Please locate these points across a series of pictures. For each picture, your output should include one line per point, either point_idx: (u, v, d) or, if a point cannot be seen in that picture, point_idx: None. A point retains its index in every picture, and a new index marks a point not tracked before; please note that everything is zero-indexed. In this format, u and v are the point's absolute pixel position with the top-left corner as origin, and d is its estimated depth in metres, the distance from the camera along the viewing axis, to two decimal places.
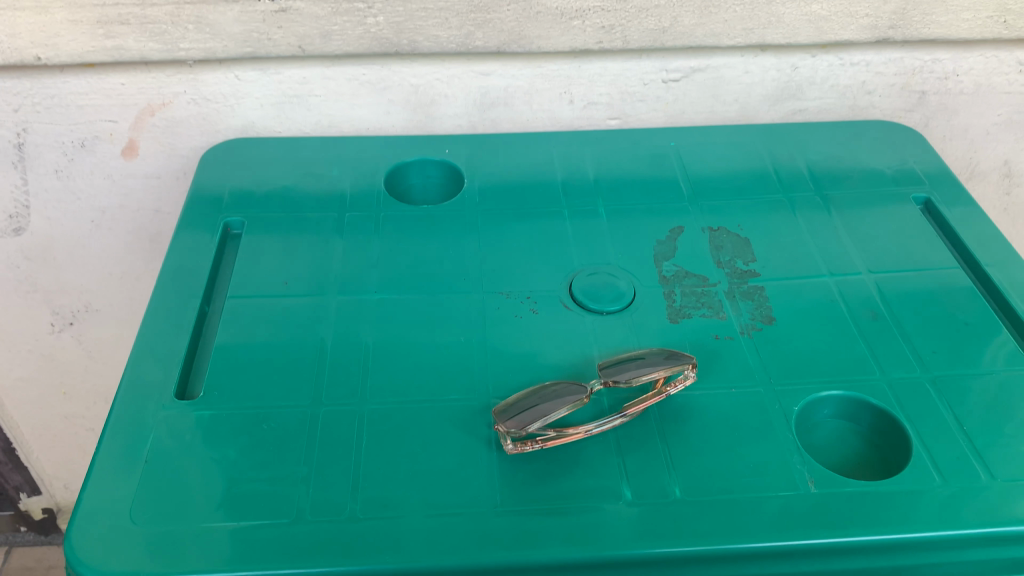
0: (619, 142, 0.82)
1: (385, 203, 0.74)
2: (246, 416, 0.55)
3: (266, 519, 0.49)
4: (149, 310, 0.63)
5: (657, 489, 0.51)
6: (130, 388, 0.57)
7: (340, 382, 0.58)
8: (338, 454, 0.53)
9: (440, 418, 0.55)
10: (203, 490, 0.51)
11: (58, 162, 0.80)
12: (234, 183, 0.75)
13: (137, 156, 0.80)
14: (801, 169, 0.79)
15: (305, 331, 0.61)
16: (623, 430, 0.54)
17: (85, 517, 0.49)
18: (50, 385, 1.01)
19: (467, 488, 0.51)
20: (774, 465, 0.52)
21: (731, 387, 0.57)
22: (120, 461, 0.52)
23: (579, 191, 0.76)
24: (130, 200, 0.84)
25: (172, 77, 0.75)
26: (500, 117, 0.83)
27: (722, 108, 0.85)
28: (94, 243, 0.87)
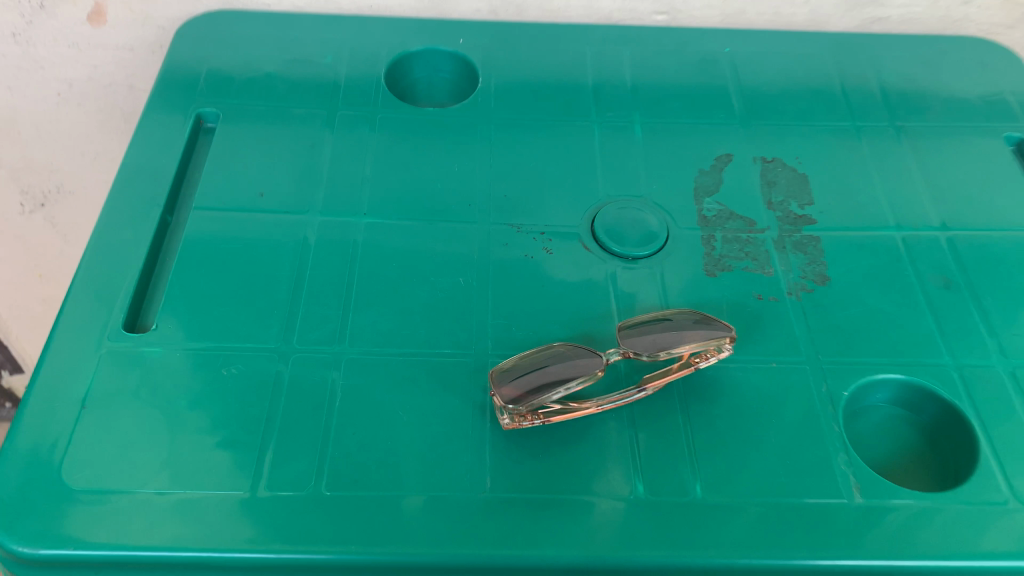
0: (663, 43, 0.70)
1: (384, 101, 0.63)
2: (204, 357, 0.47)
3: (217, 489, 0.42)
4: (102, 218, 0.54)
5: (674, 484, 0.43)
6: (73, 313, 0.49)
7: (316, 323, 0.49)
8: (306, 413, 0.45)
9: (427, 377, 0.47)
10: (147, 446, 0.44)
11: (14, 24, 0.69)
12: (213, 66, 0.65)
13: (105, 23, 0.70)
14: (874, 91, 0.67)
15: (279, 256, 0.53)
16: (640, 406, 0.46)
17: (8, 470, 0.42)
18: (25, 267, 0.93)
19: (453, 466, 0.43)
20: (814, 465, 0.45)
21: (771, 361, 0.49)
22: (54, 402, 0.45)
23: (613, 100, 0.65)
24: (100, 73, 0.74)
25: None
26: (527, 3, 0.71)
27: (788, 8, 0.72)
28: (63, 120, 0.78)
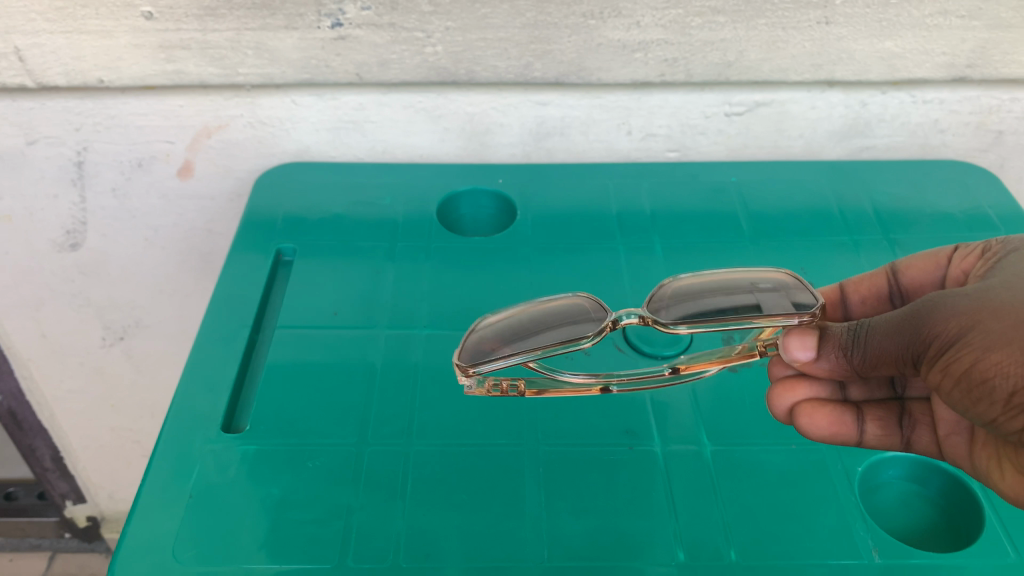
0: (681, 174, 0.78)
1: (436, 233, 0.71)
2: (292, 452, 0.54)
3: (309, 564, 0.48)
4: (199, 338, 0.61)
5: (712, 550, 0.49)
6: (182, 416, 0.56)
7: (386, 421, 0.56)
8: (383, 499, 0.51)
9: (488, 466, 0.53)
10: (244, 529, 0.50)
11: (115, 180, 0.80)
12: (288, 208, 0.73)
13: (192, 176, 0.80)
14: (867, 211, 0.74)
15: (352, 366, 0.59)
16: (675, 485, 0.52)
17: (132, 550, 0.48)
18: (99, 398, 1.02)
19: (513, 542, 0.49)
20: (834, 530, 0.50)
21: (791, 444, 0.54)
22: (166, 494, 0.51)
23: (636, 225, 0.72)
24: (183, 220, 0.84)
25: (230, 101, 0.73)
26: (556, 147, 0.79)
27: (786, 143, 0.79)
28: (147, 260, 0.88)
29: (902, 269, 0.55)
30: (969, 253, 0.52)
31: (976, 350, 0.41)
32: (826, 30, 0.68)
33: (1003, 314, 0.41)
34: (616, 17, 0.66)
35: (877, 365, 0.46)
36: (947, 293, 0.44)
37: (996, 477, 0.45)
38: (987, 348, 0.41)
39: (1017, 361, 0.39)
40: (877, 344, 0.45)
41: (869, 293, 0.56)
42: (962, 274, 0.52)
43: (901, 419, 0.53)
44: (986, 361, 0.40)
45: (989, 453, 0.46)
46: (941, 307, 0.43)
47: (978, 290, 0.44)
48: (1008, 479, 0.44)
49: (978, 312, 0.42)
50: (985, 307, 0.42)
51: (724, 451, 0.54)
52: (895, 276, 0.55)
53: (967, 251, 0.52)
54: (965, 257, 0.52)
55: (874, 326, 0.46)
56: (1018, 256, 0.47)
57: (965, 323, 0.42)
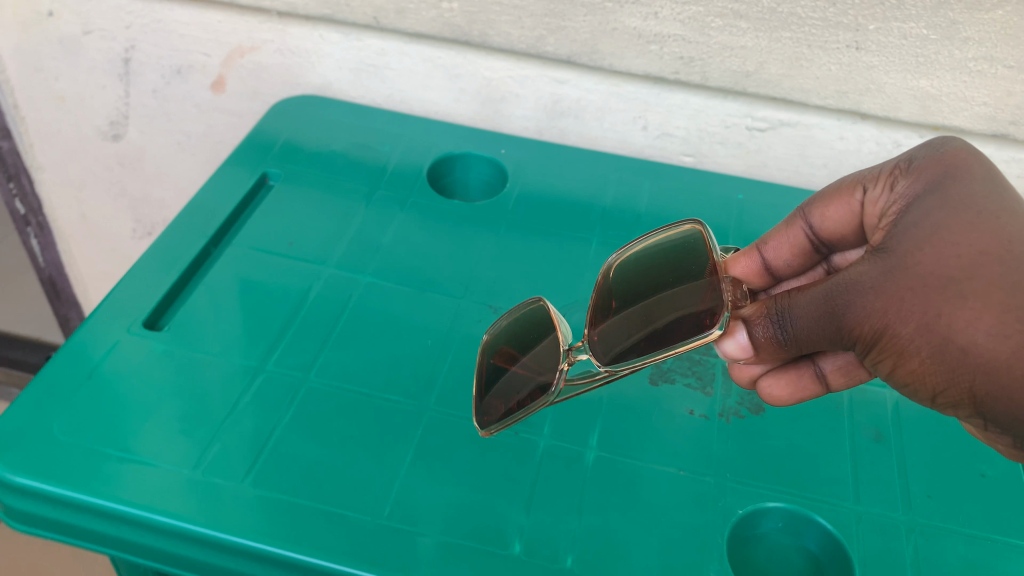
0: (689, 180, 0.75)
1: (420, 188, 0.71)
2: (196, 360, 0.55)
3: (165, 465, 0.50)
4: (159, 238, 0.64)
5: (550, 551, 0.47)
6: (113, 305, 0.59)
7: (293, 351, 0.57)
8: (260, 422, 0.52)
9: (370, 417, 0.53)
10: (124, 418, 0.52)
11: (156, 82, 0.84)
12: (290, 136, 0.75)
13: (223, 91, 0.83)
14: None
15: (284, 294, 0.61)
16: (541, 480, 0.51)
17: (19, 411, 0.52)
18: None
19: (360, 492, 0.49)
20: (684, 565, 0.47)
21: (679, 469, 0.52)
22: (70, 368, 0.54)
23: (620, 221, 0.70)
24: (213, 132, 0.87)
25: (262, 24, 0.76)
26: (569, 129, 0.77)
27: (809, 170, 0.74)
28: (178, 165, 0.92)
29: (815, 214, 0.51)
30: (876, 201, 0.46)
31: (892, 357, 0.38)
32: (856, 56, 0.63)
33: (910, 313, 0.37)
34: (632, 4, 0.64)
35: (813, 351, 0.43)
36: (856, 277, 0.39)
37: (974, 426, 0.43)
38: (904, 353, 0.38)
39: (932, 367, 0.37)
40: (804, 334, 0.41)
41: (792, 255, 0.53)
42: (876, 218, 0.46)
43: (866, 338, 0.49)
44: (907, 366, 0.38)
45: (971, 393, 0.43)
46: (855, 301, 0.39)
47: (888, 267, 0.38)
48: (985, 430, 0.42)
49: (886, 310, 0.38)
50: (896, 299, 0.37)
51: (606, 460, 0.52)
52: (809, 224, 0.51)
53: (874, 186, 0.46)
54: (875, 195, 0.46)
55: (795, 313, 0.42)
56: (925, 203, 0.40)
57: (874, 327, 0.38)
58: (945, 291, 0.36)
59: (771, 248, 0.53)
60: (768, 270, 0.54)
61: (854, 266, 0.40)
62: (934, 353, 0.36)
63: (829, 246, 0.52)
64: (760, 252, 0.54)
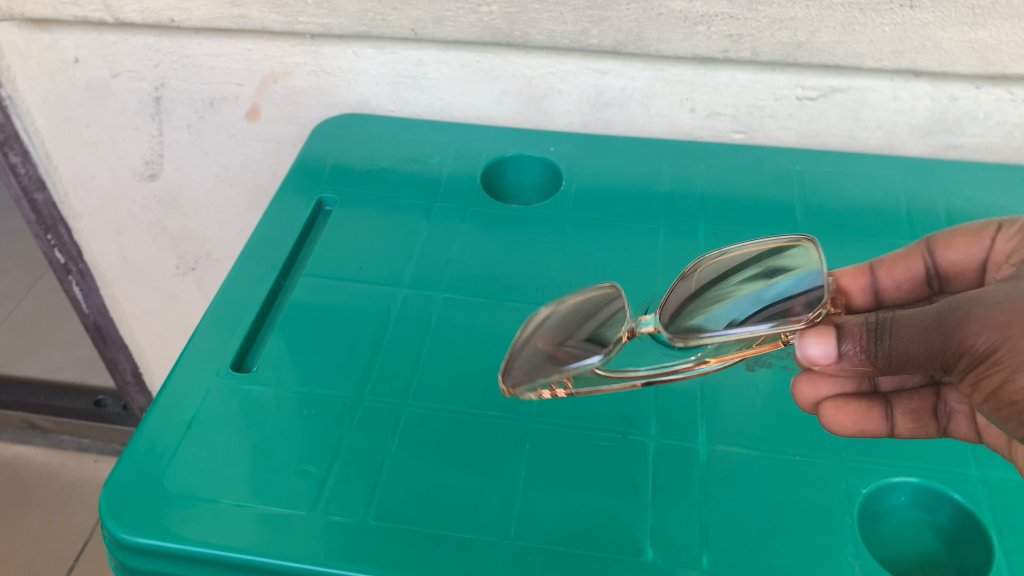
0: (743, 157, 0.74)
1: (476, 196, 0.71)
2: (292, 398, 0.55)
3: (284, 508, 0.49)
4: (229, 277, 0.64)
5: (683, 553, 0.47)
6: (199, 350, 0.58)
7: (387, 378, 0.56)
8: (366, 454, 0.52)
9: (476, 435, 0.53)
10: (232, 464, 0.52)
11: (189, 118, 0.83)
12: (338, 158, 0.74)
13: (259, 119, 0.82)
14: (939, 214, 0.68)
15: (365, 321, 0.60)
16: (660, 480, 0.50)
17: (128, 470, 0.51)
18: (174, 322, 1.08)
19: (484, 514, 0.49)
20: (820, 552, 0.47)
21: (796, 456, 0.52)
22: (169, 421, 0.54)
23: (683, 207, 0.70)
24: (251, 160, 0.87)
25: (294, 48, 0.75)
26: (615, 119, 0.76)
27: (862, 134, 0.73)
28: (218, 198, 0.91)
29: (938, 245, 0.53)
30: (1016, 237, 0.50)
31: (1004, 370, 0.40)
32: (911, 15, 0.62)
33: None
34: None
35: (902, 369, 0.44)
36: (975, 303, 0.42)
37: None
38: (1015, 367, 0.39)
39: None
40: (903, 344, 0.43)
41: (905, 278, 0.53)
42: (1004, 257, 0.50)
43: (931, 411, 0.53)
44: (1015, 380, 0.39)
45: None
46: (970, 316, 0.41)
47: (1007, 293, 0.42)
48: None
49: (1008, 328, 0.40)
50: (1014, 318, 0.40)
51: (720, 452, 0.52)
52: (932, 256, 0.53)
53: (1011, 229, 0.50)
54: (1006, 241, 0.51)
55: (897, 324, 0.43)
56: None
57: (992, 342, 0.40)
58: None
59: (884, 272, 0.53)
60: (876, 294, 0.54)
61: (972, 296, 0.43)
62: None
63: (938, 278, 0.54)
64: (872, 275, 0.54)
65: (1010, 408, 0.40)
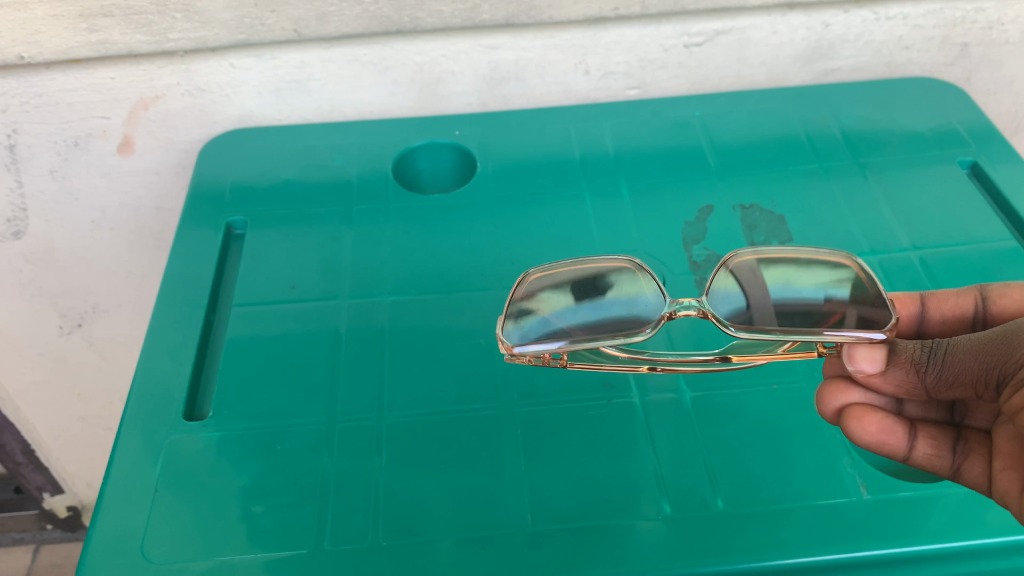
0: (643, 112, 0.75)
1: (393, 193, 0.68)
2: (259, 436, 0.51)
3: (285, 551, 0.46)
4: (153, 323, 0.59)
5: (698, 501, 0.47)
6: (142, 408, 0.53)
7: (356, 395, 0.54)
8: (356, 476, 0.49)
9: (464, 432, 0.51)
10: (214, 519, 0.48)
11: (51, 162, 0.75)
12: (235, 178, 0.70)
13: (133, 152, 0.76)
14: (835, 134, 0.72)
15: (315, 340, 0.57)
16: (655, 435, 0.51)
17: (99, 550, 0.46)
18: (64, 387, 0.99)
19: (495, 508, 0.47)
20: (822, 469, 0.49)
21: (772, 384, 0.53)
22: (130, 489, 0.49)
23: (600, 168, 0.70)
24: (130, 198, 0.80)
25: (164, 68, 0.69)
26: (513, 93, 0.75)
27: (749, 71, 0.76)
28: (96, 244, 0.84)
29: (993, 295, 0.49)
30: None
31: None
32: None
33: None
34: None
35: (951, 386, 0.42)
36: None
37: None
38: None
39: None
40: (958, 362, 0.41)
41: (952, 314, 0.50)
42: None
43: (955, 445, 0.47)
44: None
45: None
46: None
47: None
48: None
49: None
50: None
51: (704, 397, 0.53)
52: (985, 303, 0.49)
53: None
54: None
55: (956, 345, 0.42)
56: None
57: None
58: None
59: (934, 304, 0.51)
60: (920, 325, 0.51)
61: None
62: None
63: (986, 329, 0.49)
64: (919, 305, 0.51)
65: None
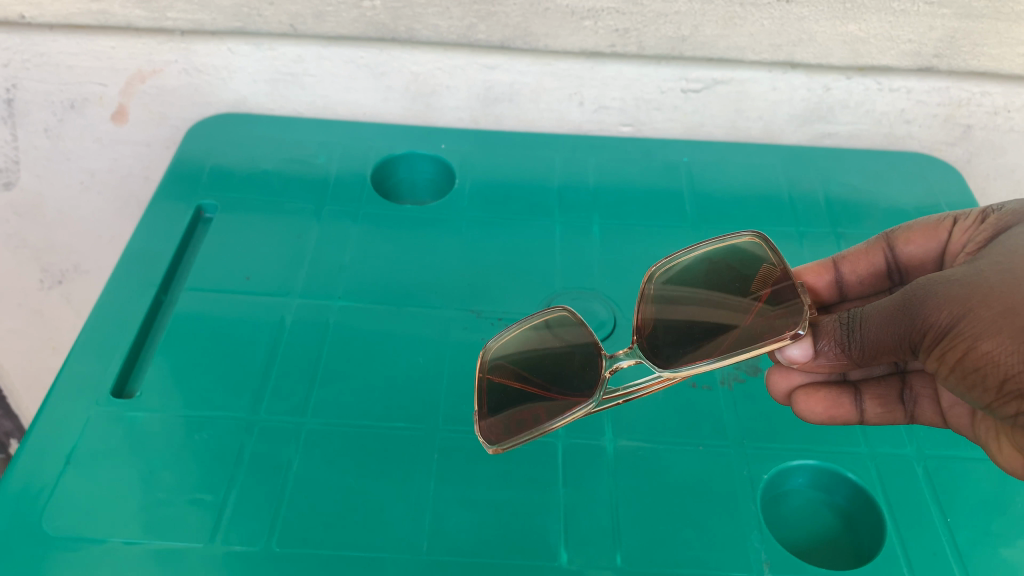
0: (631, 150, 0.75)
1: (367, 197, 0.68)
2: (180, 422, 0.52)
3: (179, 543, 0.46)
4: (103, 295, 0.59)
5: (597, 555, 0.47)
6: (73, 379, 0.54)
7: (283, 395, 0.54)
8: (265, 477, 0.49)
9: (381, 448, 0.51)
10: (117, 500, 0.48)
11: (47, 121, 0.77)
12: (216, 161, 0.70)
13: (127, 121, 0.77)
14: (818, 199, 0.71)
15: (257, 332, 0.57)
16: (569, 481, 0.50)
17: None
18: (40, 340, 1.00)
19: (392, 531, 0.47)
20: (729, 540, 0.48)
21: (700, 445, 0.52)
22: (43, 458, 0.50)
23: (577, 200, 0.70)
24: (120, 165, 0.81)
25: (162, 45, 0.70)
26: (505, 114, 0.75)
27: (745, 124, 0.75)
28: (83, 205, 0.85)
29: (898, 241, 0.54)
30: (966, 224, 0.50)
31: (969, 340, 0.39)
32: (787, 9, 0.64)
33: (994, 298, 0.39)
34: None
35: (875, 356, 0.45)
36: (936, 279, 0.43)
37: (994, 449, 0.45)
38: (976, 337, 0.39)
39: (1005, 350, 0.38)
40: (873, 334, 0.44)
41: (867, 273, 0.55)
42: (962, 246, 0.50)
43: (902, 393, 0.52)
44: (976, 350, 0.39)
45: (989, 425, 0.45)
46: (931, 296, 0.42)
47: (969, 273, 0.42)
48: (1005, 456, 0.44)
49: (968, 303, 0.40)
50: (976, 293, 0.40)
51: (628, 448, 0.52)
52: (892, 250, 0.54)
53: (966, 222, 0.50)
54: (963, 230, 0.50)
55: (867, 317, 0.45)
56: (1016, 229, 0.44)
57: (956, 311, 0.40)
58: (1022, 288, 0.39)
59: (847, 266, 0.55)
60: (842, 287, 0.56)
61: (931, 276, 0.43)
62: (1012, 331, 0.38)
63: (902, 271, 0.55)
64: (835, 271, 0.56)
65: (985, 384, 0.39)
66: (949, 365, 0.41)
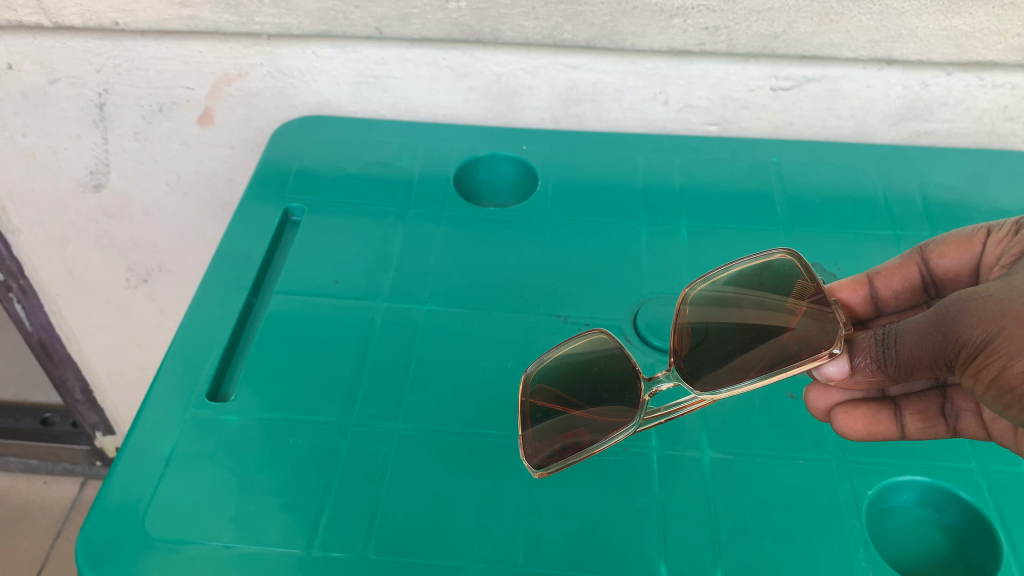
0: (717, 151, 0.73)
1: (450, 200, 0.68)
2: (275, 427, 0.52)
3: (276, 548, 0.47)
4: (195, 298, 0.60)
5: (696, 569, 0.46)
6: (169, 381, 0.55)
7: (373, 401, 0.54)
8: (359, 483, 0.49)
9: (474, 456, 0.51)
10: (214, 504, 0.48)
11: (136, 124, 0.78)
12: (301, 163, 0.71)
13: (212, 124, 0.78)
14: (916, 200, 0.68)
15: (348, 335, 0.57)
16: (664, 493, 0.49)
17: (103, 518, 0.48)
18: (125, 336, 1.03)
19: (488, 542, 0.47)
20: (833, 559, 0.46)
21: (799, 459, 0.51)
22: (144, 461, 0.51)
23: (662, 201, 0.68)
24: (205, 167, 0.82)
25: (249, 49, 0.70)
26: (587, 114, 0.74)
27: (836, 122, 0.73)
28: (168, 206, 0.87)
29: (933, 253, 0.52)
30: (1001, 235, 0.48)
31: (1002, 357, 0.37)
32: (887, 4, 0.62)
33: None
34: None
35: (912, 375, 0.44)
36: (973, 294, 0.41)
37: None
38: (1011, 355, 0.37)
39: None
40: (907, 352, 0.43)
41: (903, 287, 0.53)
42: (996, 257, 0.49)
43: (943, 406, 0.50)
44: (1011, 368, 0.37)
45: None
46: (965, 312, 0.40)
47: (1004, 288, 0.40)
48: None
49: (1002, 319, 0.38)
50: (1009, 310, 0.38)
51: (725, 460, 0.51)
52: (926, 264, 0.52)
53: (999, 233, 0.48)
54: (998, 240, 0.49)
55: (902, 333, 0.44)
56: None
57: (990, 328, 0.38)
58: None
59: (881, 282, 0.53)
60: (876, 302, 0.54)
61: (967, 291, 0.42)
62: None
63: (937, 285, 0.53)
64: (870, 286, 0.54)
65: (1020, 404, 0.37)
66: (984, 385, 0.39)
